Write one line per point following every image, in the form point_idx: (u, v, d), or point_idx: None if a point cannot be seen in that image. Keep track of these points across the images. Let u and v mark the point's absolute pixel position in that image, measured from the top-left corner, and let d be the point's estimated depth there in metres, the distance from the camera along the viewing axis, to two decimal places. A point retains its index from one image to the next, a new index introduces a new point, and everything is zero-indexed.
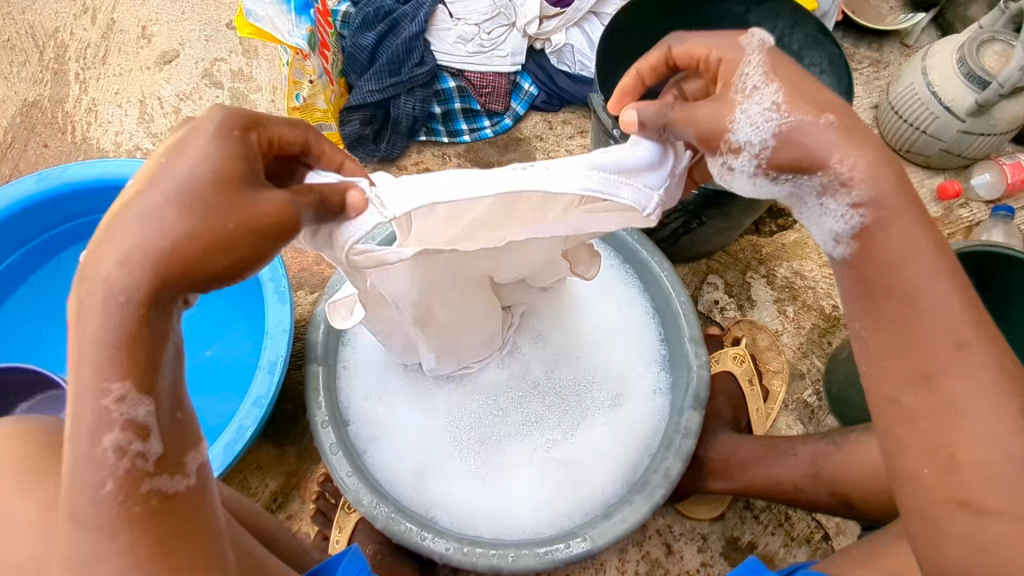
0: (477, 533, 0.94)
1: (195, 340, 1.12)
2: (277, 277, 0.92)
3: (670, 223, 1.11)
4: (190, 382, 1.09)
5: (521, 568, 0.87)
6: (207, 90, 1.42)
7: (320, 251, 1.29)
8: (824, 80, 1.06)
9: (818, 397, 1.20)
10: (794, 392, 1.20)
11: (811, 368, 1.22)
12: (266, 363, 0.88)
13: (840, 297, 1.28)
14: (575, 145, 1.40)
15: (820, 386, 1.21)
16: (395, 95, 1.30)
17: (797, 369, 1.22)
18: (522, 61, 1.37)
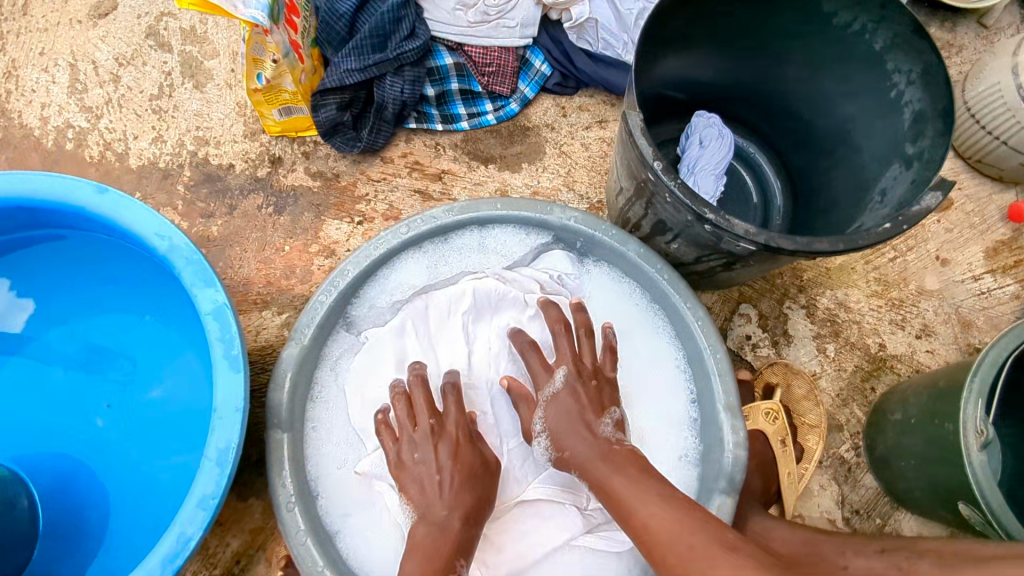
0: None
1: (136, 379, 0.95)
2: (228, 340, 0.74)
3: (709, 261, 0.92)
4: (132, 431, 0.93)
5: None
6: (152, 53, 1.18)
7: (289, 262, 1.10)
8: (910, 95, 0.85)
9: (856, 453, 1.06)
10: (830, 446, 1.06)
11: (850, 419, 1.08)
12: (214, 452, 0.72)
13: (887, 334, 1.12)
14: (592, 138, 1.19)
15: (859, 440, 1.07)
16: (379, 75, 1.08)
17: (834, 420, 1.07)
18: (534, 34, 1.15)
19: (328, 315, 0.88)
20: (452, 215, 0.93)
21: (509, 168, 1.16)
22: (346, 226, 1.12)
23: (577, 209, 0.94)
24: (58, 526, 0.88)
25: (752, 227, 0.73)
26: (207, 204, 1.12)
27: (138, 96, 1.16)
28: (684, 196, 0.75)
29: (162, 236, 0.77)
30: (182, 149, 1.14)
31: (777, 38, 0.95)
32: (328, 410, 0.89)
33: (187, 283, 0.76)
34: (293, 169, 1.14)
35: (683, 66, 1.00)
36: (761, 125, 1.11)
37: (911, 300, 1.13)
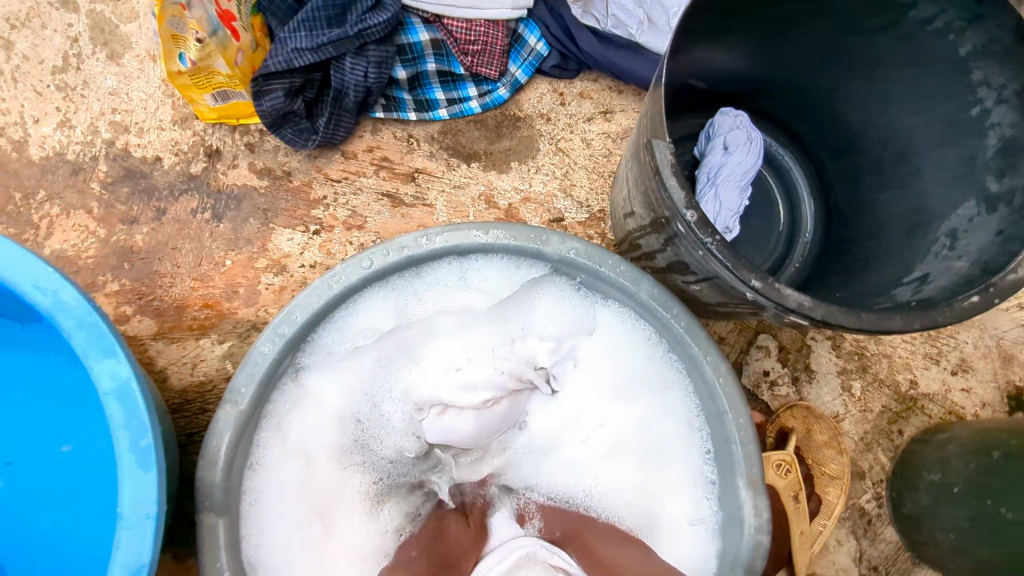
0: None
1: (32, 432, 0.76)
2: (137, 428, 0.58)
3: (734, 307, 0.76)
4: (23, 497, 0.74)
5: None
6: (54, 12, 0.95)
7: (230, 280, 0.92)
8: (998, 116, 0.69)
9: (879, 504, 0.94)
10: (852, 496, 0.94)
11: (873, 466, 0.95)
12: (121, 570, 0.57)
13: (920, 369, 0.98)
14: (594, 133, 1.00)
15: (883, 490, 0.95)
16: (337, 55, 0.88)
17: (856, 467, 0.95)
18: (528, 5, 0.95)
19: (272, 370, 0.72)
20: (426, 244, 0.75)
21: (495, 167, 0.98)
22: (299, 237, 0.94)
23: (578, 238, 0.78)
24: None
25: (806, 299, 0.58)
26: (129, 207, 0.92)
27: (37, 69, 0.94)
28: (721, 253, 0.59)
29: (44, 288, 0.59)
30: (95, 137, 0.93)
31: (834, 27, 0.77)
32: (269, 482, 0.74)
33: (79, 351, 0.59)
34: (234, 165, 0.94)
35: (711, 56, 0.82)
36: (794, 125, 0.94)
37: (949, 330, 1.00)
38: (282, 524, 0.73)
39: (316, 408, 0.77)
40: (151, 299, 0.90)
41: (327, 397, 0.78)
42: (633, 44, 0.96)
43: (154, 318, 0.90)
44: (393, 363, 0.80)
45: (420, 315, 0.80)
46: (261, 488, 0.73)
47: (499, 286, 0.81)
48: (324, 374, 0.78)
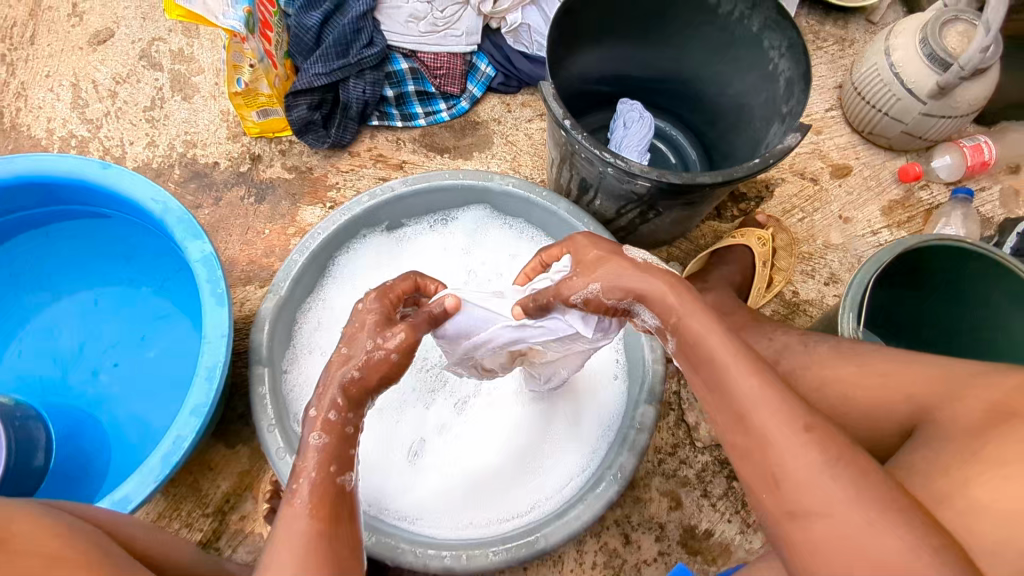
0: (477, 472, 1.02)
1: (135, 339, 1.08)
2: (214, 280, 0.88)
3: (627, 214, 1.07)
4: (133, 383, 1.05)
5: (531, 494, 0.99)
6: (146, 72, 1.35)
7: (269, 243, 1.24)
8: (782, 65, 1.03)
9: None
10: None
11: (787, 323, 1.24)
12: (205, 370, 0.84)
13: (800, 282, 1.27)
14: (534, 129, 1.36)
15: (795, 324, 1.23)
16: (343, 79, 1.25)
17: None
18: (478, 41, 1.31)
19: (301, 272, 1.02)
20: (407, 185, 1.08)
21: (461, 156, 1.33)
22: (319, 211, 1.27)
23: (514, 177, 1.10)
24: (65, 467, 0.99)
25: (647, 166, 0.89)
26: (196, 197, 1.26)
27: (132, 109, 1.32)
28: (592, 146, 0.91)
29: (158, 200, 0.92)
30: (173, 151, 1.29)
31: (677, 28, 1.13)
32: (315, 301, 1.08)
33: (179, 237, 0.90)
34: (271, 165, 1.29)
35: (601, 56, 1.17)
36: (677, 107, 1.28)
37: (819, 253, 1.29)
38: (311, 331, 1.07)
39: (358, 261, 1.11)
40: None
41: (362, 271, 1.11)
42: None
43: None
44: (400, 281, 1.13)
45: (418, 232, 1.16)
46: (306, 344, 1.06)
47: (465, 241, 1.15)
48: (339, 286, 1.10)
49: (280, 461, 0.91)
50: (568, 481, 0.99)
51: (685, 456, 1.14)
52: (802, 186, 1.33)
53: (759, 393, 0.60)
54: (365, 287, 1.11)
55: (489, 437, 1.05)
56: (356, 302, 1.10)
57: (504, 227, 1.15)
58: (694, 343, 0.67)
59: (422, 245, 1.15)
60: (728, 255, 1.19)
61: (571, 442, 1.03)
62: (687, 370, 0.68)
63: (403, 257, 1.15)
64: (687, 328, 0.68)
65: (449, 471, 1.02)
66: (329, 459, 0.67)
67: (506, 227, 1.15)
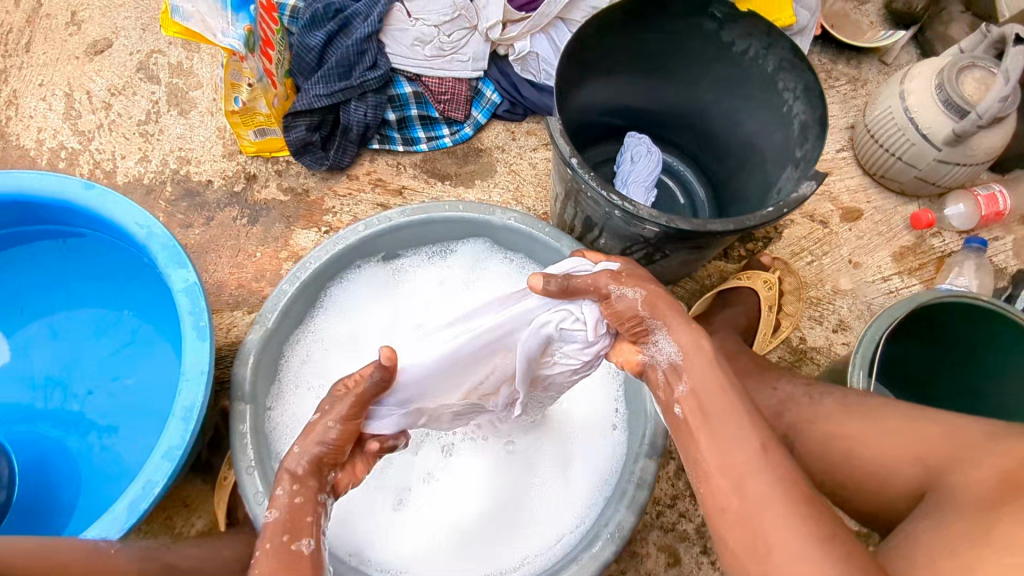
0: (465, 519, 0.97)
1: (113, 365, 1.03)
2: (196, 312, 0.84)
3: (631, 255, 1.03)
4: (108, 411, 1.01)
5: (522, 547, 0.94)
6: (142, 84, 1.31)
7: (260, 267, 1.20)
8: (796, 108, 1.00)
9: None
10: None
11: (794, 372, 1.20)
12: (181, 409, 0.80)
13: (807, 328, 1.23)
14: (539, 158, 1.32)
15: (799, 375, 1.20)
16: (345, 100, 1.21)
17: None
18: (485, 67, 1.27)
19: (289, 305, 0.98)
20: (404, 216, 1.04)
21: (463, 184, 1.29)
22: (314, 235, 1.23)
23: (516, 212, 1.06)
24: (29, 501, 0.95)
25: (655, 211, 0.86)
26: (187, 216, 1.22)
27: (126, 122, 1.28)
28: (598, 186, 0.87)
29: (142, 225, 0.88)
30: (165, 167, 1.26)
31: (689, 64, 1.10)
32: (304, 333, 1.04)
33: (162, 265, 0.86)
34: (266, 185, 1.25)
35: (609, 90, 1.14)
36: (685, 143, 1.24)
37: (828, 298, 1.25)
38: (297, 366, 1.03)
39: (350, 295, 1.09)
40: None
41: (354, 305, 1.09)
42: None
43: None
44: (393, 316, 1.10)
45: (414, 266, 1.13)
46: (291, 379, 1.02)
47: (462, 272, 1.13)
48: (330, 319, 1.07)
49: (258, 505, 0.86)
50: (561, 534, 0.94)
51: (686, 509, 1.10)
52: (812, 229, 1.30)
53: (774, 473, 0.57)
54: (357, 321, 1.08)
55: (479, 482, 1.00)
56: (346, 336, 1.07)
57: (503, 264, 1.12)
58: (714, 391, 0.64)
59: (417, 279, 1.13)
60: (732, 297, 1.16)
61: (566, 492, 0.98)
62: (694, 421, 0.64)
63: (398, 291, 1.12)
64: (711, 377, 0.65)
65: (434, 520, 0.97)
66: (280, 528, 0.66)
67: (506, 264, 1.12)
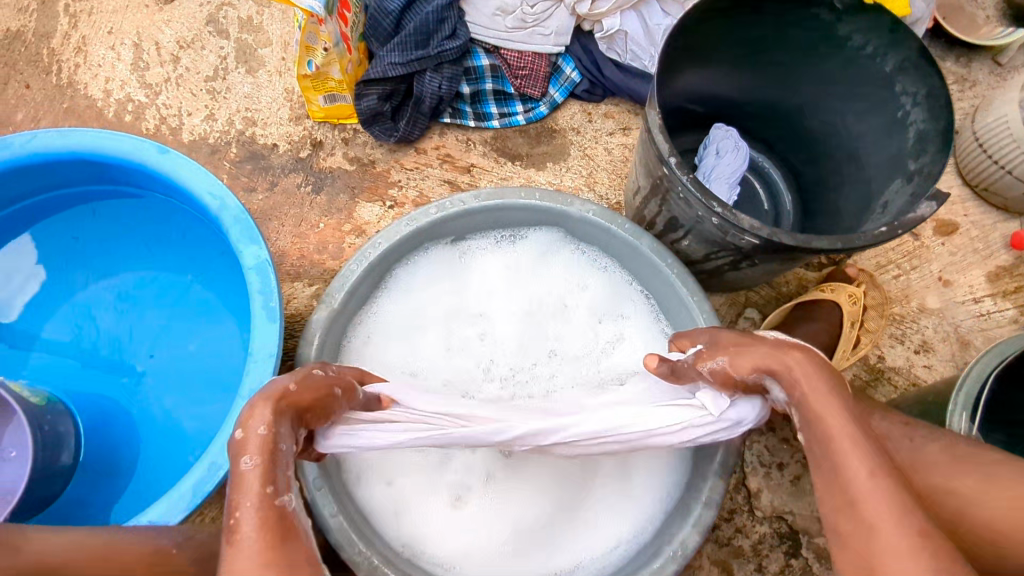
0: (518, 518, 0.93)
1: (175, 331, 1.01)
2: (267, 291, 0.81)
3: (716, 259, 0.97)
4: (169, 378, 1.00)
5: (575, 554, 0.92)
6: (211, 38, 1.27)
7: (322, 239, 1.17)
8: (915, 115, 0.91)
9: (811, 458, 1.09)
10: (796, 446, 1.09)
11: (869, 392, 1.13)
12: (248, 392, 0.78)
13: (887, 346, 1.16)
14: (615, 144, 1.25)
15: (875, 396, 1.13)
16: (420, 70, 1.16)
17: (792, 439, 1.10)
18: (567, 42, 1.21)
19: (356, 285, 0.95)
20: (478, 200, 0.99)
21: (534, 166, 1.23)
22: (378, 209, 1.19)
23: (595, 204, 1.00)
24: (90, 461, 0.95)
25: (757, 221, 0.79)
26: (251, 179, 1.20)
27: (194, 77, 1.25)
28: (696, 189, 0.81)
29: (215, 196, 0.84)
30: (231, 128, 1.22)
31: (795, 56, 1.01)
32: (366, 314, 1.01)
33: (233, 239, 0.83)
34: (332, 153, 1.21)
35: (704, 79, 1.06)
36: (776, 139, 1.16)
37: (912, 316, 1.17)
38: (359, 349, 0.99)
39: (414, 276, 1.04)
40: None
41: (417, 287, 1.04)
42: (646, 73, 1.21)
43: None
44: (458, 301, 1.05)
45: (481, 248, 1.07)
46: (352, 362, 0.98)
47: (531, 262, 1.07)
48: (393, 301, 1.02)
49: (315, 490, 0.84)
50: (616, 546, 0.92)
51: (743, 524, 1.06)
52: (901, 240, 1.22)
53: (891, 503, 0.57)
54: (420, 304, 1.04)
55: (532, 480, 0.96)
56: (408, 320, 1.02)
57: (574, 255, 1.07)
58: (807, 422, 0.64)
59: (483, 263, 1.07)
60: (814, 311, 1.10)
61: (625, 502, 0.94)
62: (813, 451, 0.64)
63: (462, 275, 1.06)
64: (818, 407, 0.64)
65: (488, 521, 0.93)
66: None
67: (577, 255, 1.07)
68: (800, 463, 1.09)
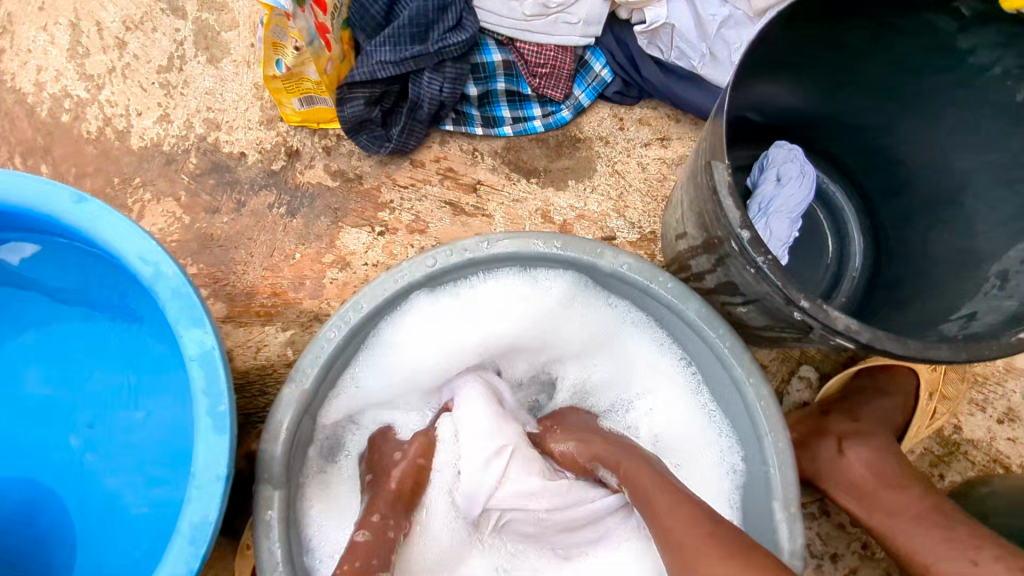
0: None
1: (117, 396, 0.84)
2: (214, 393, 0.63)
3: (780, 331, 0.78)
4: (110, 454, 0.83)
5: None
6: (164, 17, 1.04)
7: (298, 272, 0.98)
8: None
9: (869, 548, 0.93)
10: (853, 534, 0.93)
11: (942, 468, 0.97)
12: (188, 525, 0.61)
13: (966, 414, 0.98)
14: (651, 158, 1.04)
15: (948, 473, 0.96)
16: (417, 69, 0.95)
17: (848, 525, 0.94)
18: (598, 33, 1.00)
19: (332, 358, 0.76)
20: (486, 249, 0.80)
21: (553, 185, 1.02)
22: (365, 236, 0.99)
23: (631, 255, 0.81)
24: (23, 556, 0.80)
25: (854, 321, 0.60)
26: (213, 197, 1.00)
27: (144, 67, 1.03)
28: (773, 273, 0.62)
29: (146, 261, 0.65)
30: (189, 132, 1.01)
31: (892, 70, 0.79)
32: (346, 384, 0.83)
33: (171, 319, 0.65)
34: (311, 165, 1.01)
35: (771, 93, 0.84)
36: (851, 163, 0.95)
37: (997, 378, 0.99)
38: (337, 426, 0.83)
39: (402, 336, 0.84)
40: (225, 284, 0.97)
41: (407, 348, 0.85)
42: (696, 75, 0.99)
43: (226, 301, 0.96)
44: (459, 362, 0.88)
45: (488, 298, 0.85)
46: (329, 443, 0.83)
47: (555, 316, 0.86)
48: (378, 365, 0.84)
49: None
50: None
51: None
52: None
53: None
54: (412, 367, 0.86)
55: None
56: (398, 387, 0.86)
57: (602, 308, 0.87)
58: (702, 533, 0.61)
59: (490, 315, 0.86)
60: (883, 379, 0.93)
61: None
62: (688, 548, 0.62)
63: (463, 330, 0.86)
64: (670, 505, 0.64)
65: None
66: None
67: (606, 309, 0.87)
68: (857, 553, 0.93)
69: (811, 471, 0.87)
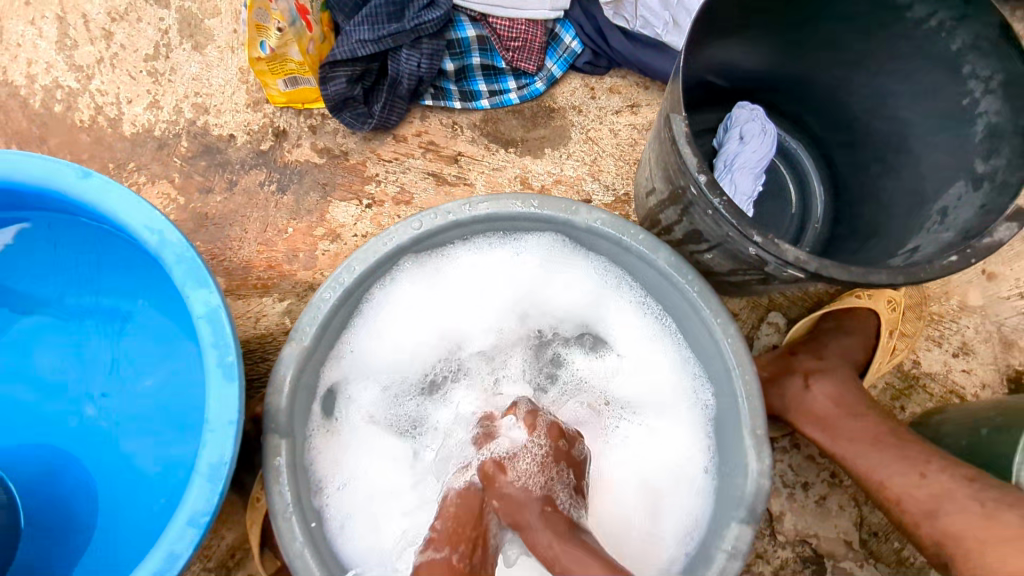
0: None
1: (125, 367, 0.89)
2: (223, 347, 0.68)
3: (744, 275, 0.84)
4: (121, 421, 0.88)
5: None
6: (148, 7, 1.08)
7: (291, 245, 1.03)
8: (985, 105, 0.77)
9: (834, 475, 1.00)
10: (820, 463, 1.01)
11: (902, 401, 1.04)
12: (206, 467, 0.67)
13: (923, 350, 1.05)
14: (622, 124, 1.10)
15: (907, 405, 1.04)
16: (395, 47, 1.00)
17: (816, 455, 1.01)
18: (565, 7, 1.05)
19: (329, 318, 0.82)
20: (468, 211, 0.85)
21: (530, 153, 1.07)
22: (353, 209, 1.04)
23: (604, 210, 0.86)
24: (44, 518, 0.85)
25: (803, 252, 0.66)
26: (206, 178, 1.04)
27: (131, 56, 1.07)
28: (729, 214, 0.68)
29: (152, 229, 0.70)
30: (179, 116, 1.06)
31: (839, 29, 0.86)
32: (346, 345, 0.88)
33: (178, 282, 0.70)
34: (298, 144, 1.06)
35: (729, 55, 0.90)
36: (809, 119, 1.01)
37: (951, 315, 1.06)
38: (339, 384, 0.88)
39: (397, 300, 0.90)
40: (222, 260, 1.02)
41: (402, 309, 0.91)
42: (660, 43, 1.05)
43: (224, 276, 1.01)
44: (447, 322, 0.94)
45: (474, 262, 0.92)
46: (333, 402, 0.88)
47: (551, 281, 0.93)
48: (374, 328, 0.90)
49: (297, 559, 0.74)
50: None
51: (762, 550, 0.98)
52: None
53: None
54: (404, 327, 0.93)
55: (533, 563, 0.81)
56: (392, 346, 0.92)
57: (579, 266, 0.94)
58: None
59: (475, 279, 0.93)
60: (846, 322, 1.00)
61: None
62: None
63: (450, 293, 0.93)
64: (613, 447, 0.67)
65: None
66: None
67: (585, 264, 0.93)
68: (825, 482, 1.00)
69: (779, 406, 0.94)
